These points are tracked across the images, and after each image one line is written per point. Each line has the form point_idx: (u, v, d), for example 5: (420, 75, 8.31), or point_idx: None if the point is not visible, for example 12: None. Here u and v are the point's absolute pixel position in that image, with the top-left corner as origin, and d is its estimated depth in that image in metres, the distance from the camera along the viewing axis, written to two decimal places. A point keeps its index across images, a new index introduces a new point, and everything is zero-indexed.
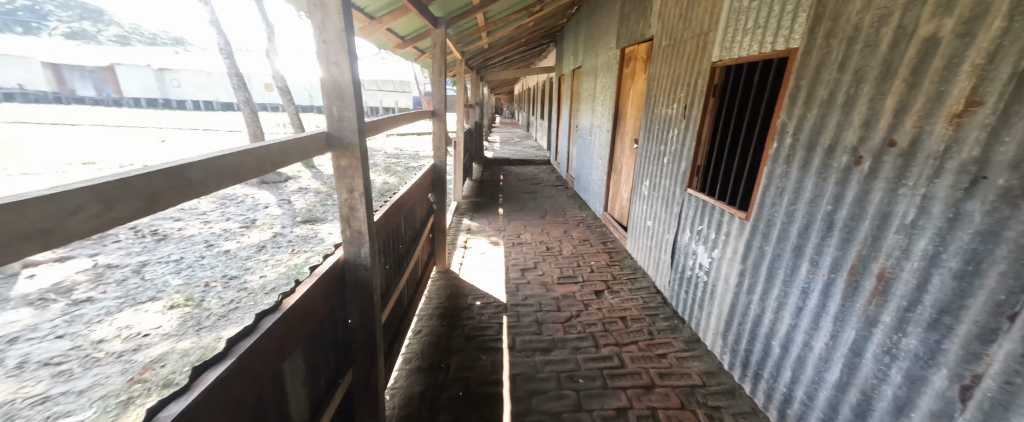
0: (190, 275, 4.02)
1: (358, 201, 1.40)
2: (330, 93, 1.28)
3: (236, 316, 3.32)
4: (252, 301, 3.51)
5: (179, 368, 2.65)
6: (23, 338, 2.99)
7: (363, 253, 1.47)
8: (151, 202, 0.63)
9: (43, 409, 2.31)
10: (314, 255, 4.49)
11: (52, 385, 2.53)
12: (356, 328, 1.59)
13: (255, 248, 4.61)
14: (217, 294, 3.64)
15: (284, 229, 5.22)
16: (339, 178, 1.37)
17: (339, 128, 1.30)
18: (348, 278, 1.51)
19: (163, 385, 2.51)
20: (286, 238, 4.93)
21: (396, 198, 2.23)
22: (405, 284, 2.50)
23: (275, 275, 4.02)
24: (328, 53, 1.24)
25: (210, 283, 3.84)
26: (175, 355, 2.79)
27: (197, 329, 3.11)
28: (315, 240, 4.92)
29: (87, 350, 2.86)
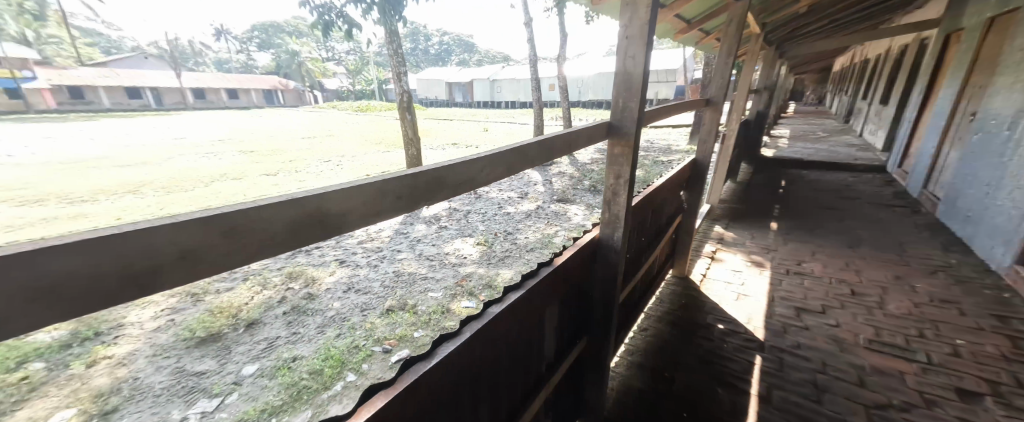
0: (487, 224, 5.14)
1: (620, 186, 1.45)
2: (621, 85, 1.36)
3: (513, 262, 4.04)
4: (520, 255, 4.17)
5: (477, 287, 3.50)
6: (421, 240, 4.65)
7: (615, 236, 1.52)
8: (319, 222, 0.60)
9: (421, 286, 3.55)
10: (565, 229, 4.80)
11: (426, 271, 3.85)
12: (597, 305, 1.69)
13: (524, 215, 5.43)
14: (501, 243, 4.49)
15: (545, 204, 5.83)
16: (609, 163, 1.44)
17: (621, 118, 1.37)
18: (599, 255, 1.61)
19: (469, 293, 3.41)
20: (547, 212, 5.49)
21: (651, 189, 2.19)
22: (642, 276, 2.43)
23: (538, 239, 4.57)
24: (628, 46, 1.30)
25: (497, 234, 4.78)
26: (477, 277, 3.70)
27: (488, 264, 3.97)
28: (568, 216, 5.24)
29: (437, 258, 4.13)
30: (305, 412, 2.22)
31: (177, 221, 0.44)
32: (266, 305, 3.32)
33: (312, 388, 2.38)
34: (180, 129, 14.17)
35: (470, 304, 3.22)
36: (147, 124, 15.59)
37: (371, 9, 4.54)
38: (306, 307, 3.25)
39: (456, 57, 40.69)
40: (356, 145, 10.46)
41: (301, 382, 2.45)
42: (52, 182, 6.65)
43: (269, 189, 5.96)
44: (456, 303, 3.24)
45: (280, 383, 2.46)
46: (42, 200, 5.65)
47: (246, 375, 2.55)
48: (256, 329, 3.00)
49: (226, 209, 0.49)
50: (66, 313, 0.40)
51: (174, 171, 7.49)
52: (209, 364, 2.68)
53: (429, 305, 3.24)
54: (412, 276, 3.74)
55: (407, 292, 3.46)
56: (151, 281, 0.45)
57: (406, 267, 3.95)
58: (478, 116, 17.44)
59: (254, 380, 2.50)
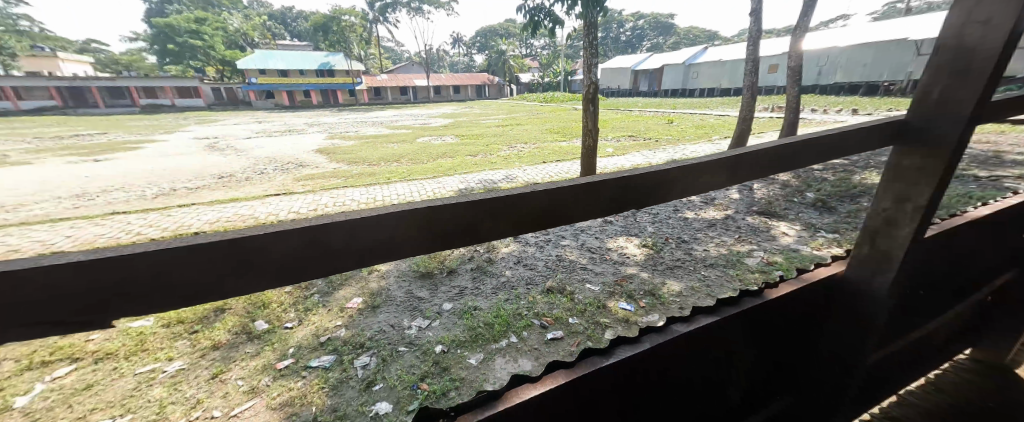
0: (656, 225, 3.97)
1: (903, 216, 0.96)
2: (946, 65, 0.85)
3: (683, 278, 2.93)
4: (693, 269, 3.03)
5: (638, 291, 2.78)
6: (582, 228, 4.03)
7: (876, 280, 1.06)
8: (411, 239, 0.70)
9: (581, 275, 3.07)
10: (763, 248, 3.21)
11: (585, 262, 3.28)
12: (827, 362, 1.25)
13: (707, 222, 3.89)
14: (672, 250, 3.38)
15: (738, 210, 4.08)
16: (887, 179, 1.00)
17: (927, 119, 0.89)
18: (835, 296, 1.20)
19: (627, 296, 2.74)
20: (739, 223, 3.76)
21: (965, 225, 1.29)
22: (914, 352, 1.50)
23: (722, 254, 3.21)
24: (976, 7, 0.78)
25: (667, 238, 3.64)
26: (639, 281, 2.92)
27: (653, 270, 3.09)
28: (772, 231, 3.50)
29: (598, 252, 3.46)
30: (478, 356, 2.23)
31: (310, 224, 0.62)
32: (460, 258, 3.48)
33: (487, 337, 2.37)
34: (413, 118, 18.05)
35: (628, 306, 2.62)
36: (399, 113, 20.62)
37: (576, 4, 4.32)
38: (489, 269, 3.25)
39: (650, 42, 37.99)
40: (537, 134, 10.98)
41: (477, 329, 2.47)
42: (345, 151, 9.50)
43: (460, 169, 6.81)
44: (613, 302, 2.67)
45: (463, 324, 2.53)
46: (341, 163, 8.15)
47: (444, 309, 2.71)
48: (456, 275, 3.20)
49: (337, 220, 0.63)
50: (263, 282, 0.63)
51: (406, 149, 9.53)
52: (425, 293, 2.96)
53: (586, 295, 2.78)
54: (572, 263, 3.27)
55: (566, 277, 3.05)
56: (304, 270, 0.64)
57: (568, 254, 3.46)
58: (667, 106, 15.87)
59: (451, 315, 2.64)
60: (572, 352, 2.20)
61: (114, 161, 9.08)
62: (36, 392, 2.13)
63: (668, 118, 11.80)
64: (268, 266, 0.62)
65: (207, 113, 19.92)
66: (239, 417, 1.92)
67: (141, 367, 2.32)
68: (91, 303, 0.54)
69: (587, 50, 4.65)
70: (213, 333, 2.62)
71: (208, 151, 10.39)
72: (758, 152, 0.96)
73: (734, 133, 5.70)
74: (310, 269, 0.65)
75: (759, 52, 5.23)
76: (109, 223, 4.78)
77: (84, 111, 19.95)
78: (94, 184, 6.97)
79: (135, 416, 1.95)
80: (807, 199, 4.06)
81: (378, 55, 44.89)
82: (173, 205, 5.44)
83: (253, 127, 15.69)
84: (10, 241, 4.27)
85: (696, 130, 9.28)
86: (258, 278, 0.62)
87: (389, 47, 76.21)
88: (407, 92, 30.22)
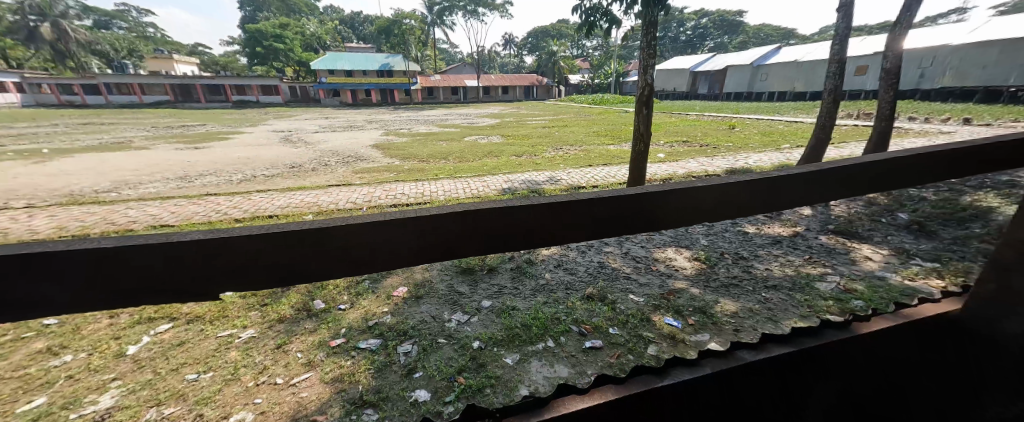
0: (710, 238, 3.64)
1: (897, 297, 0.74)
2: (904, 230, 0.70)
3: (736, 296, 2.61)
4: (752, 289, 2.68)
5: (686, 307, 2.49)
6: (629, 239, 3.72)
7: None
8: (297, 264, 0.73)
9: (624, 284, 2.86)
10: (839, 273, 2.79)
11: (628, 271, 3.06)
12: None
13: (770, 240, 3.48)
14: (727, 266, 3.05)
15: (810, 228, 3.65)
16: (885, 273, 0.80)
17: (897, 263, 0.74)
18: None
19: (674, 311, 2.47)
20: (811, 243, 3.34)
21: None
22: None
23: (787, 275, 2.82)
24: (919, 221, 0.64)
25: (723, 253, 3.30)
26: (688, 297, 2.63)
27: (704, 286, 2.78)
28: (852, 254, 3.07)
29: (643, 262, 3.22)
30: (514, 356, 2.13)
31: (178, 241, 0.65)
32: (501, 258, 3.40)
33: (523, 338, 2.27)
34: (462, 118, 18.38)
35: (674, 321, 2.35)
36: (451, 113, 21.16)
37: (635, 3, 4.07)
38: (529, 270, 3.14)
39: (713, 43, 35.92)
40: (584, 136, 10.70)
41: (514, 329, 2.37)
42: (399, 147, 9.87)
43: (505, 169, 6.78)
44: (658, 316, 2.42)
45: (501, 323, 2.45)
46: (395, 158, 8.46)
47: (484, 306, 2.65)
48: (497, 273, 3.13)
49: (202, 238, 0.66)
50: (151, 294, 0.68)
51: (454, 147, 9.69)
52: (465, 288, 2.92)
53: (629, 306, 2.56)
54: (615, 271, 3.06)
55: (608, 285, 2.85)
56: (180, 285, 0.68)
57: (611, 261, 3.26)
58: (730, 111, 14.84)
59: (489, 313, 2.58)
60: (610, 365, 2.02)
61: (207, 149, 10.16)
62: (143, 343, 2.42)
63: (729, 124, 11.01)
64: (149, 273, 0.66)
65: (283, 110, 21.76)
66: (298, 386, 1.99)
67: (222, 331, 2.51)
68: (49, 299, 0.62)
69: (645, 51, 4.37)
70: (281, 306, 2.78)
71: (283, 142, 11.31)
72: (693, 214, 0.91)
73: (809, 142, 5.14)
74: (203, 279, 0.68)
75: (846, 52, 4.67)
76: (203, 202, 5.32)
77: (184, 104, 22.57)
78: (192, 167, 7.82)
79: (215, 374, 2.11)
80: (900, 221, 3.55)
81: (435, 56, 46.51)
82: (254, 190, 5.93)
83: (322, 123, 16.88)
84: (128, 214, 4.89)
85: (762, 138, 8.55)
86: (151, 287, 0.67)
87: (445, 48, 78.64)
88: (460, 92, 30.97)
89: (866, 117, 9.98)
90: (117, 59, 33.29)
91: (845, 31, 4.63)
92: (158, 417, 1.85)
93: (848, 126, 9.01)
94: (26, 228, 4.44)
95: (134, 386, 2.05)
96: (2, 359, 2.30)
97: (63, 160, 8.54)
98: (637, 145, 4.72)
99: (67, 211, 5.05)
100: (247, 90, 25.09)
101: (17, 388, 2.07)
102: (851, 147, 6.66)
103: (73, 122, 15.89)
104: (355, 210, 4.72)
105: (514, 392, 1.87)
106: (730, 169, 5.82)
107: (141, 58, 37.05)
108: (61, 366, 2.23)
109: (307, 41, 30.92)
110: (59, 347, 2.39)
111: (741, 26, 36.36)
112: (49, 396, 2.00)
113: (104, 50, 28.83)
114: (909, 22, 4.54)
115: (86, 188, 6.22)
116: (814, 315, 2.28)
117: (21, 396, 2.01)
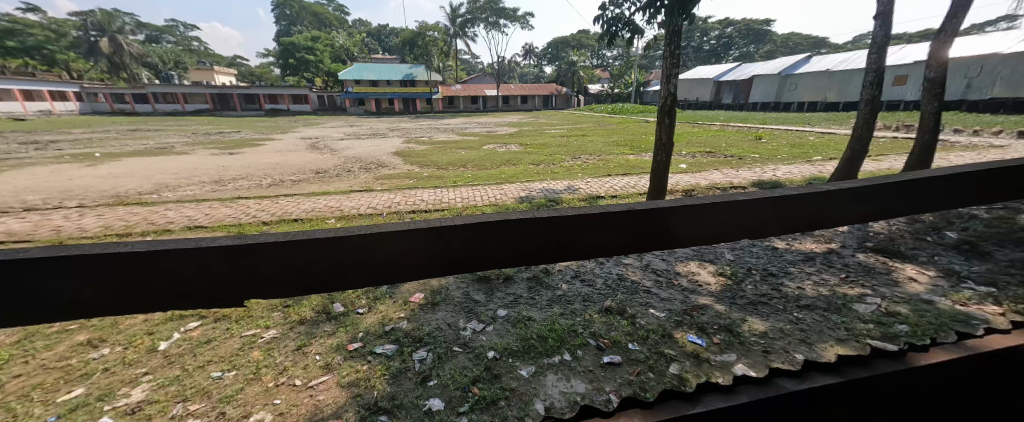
0: (736, 252, 3.48)
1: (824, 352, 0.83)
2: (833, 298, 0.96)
3: (762, 313, 2.47)
4: (783, 308, 2.51)
5: (710, 325, 2.36)
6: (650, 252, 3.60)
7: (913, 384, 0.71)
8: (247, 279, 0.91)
9: (644, 298, 2.74)
10: (880, 295, 2.59)
11: (649, 285, 2.94)
12: None
13: (802, 256, 3.30)
14: (755, 282, 2.89)
15: (847, 245, 3.46)
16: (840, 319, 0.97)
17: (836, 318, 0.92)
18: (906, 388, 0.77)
19: (697, 328, 2.34)
20: (847, 260, 3.15)
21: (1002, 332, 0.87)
22: None
23: (822, 295, 2.65)
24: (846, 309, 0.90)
25: (750, 269, 3.14)
26: (713, 314, 2.49)
27: (730, 303, 2.63)
28: (895, 274, 2.87)
29: (665, 276, 3.09)
30: (529, 368, 2.06)
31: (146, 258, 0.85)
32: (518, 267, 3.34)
33: (540, 350, 2.19)
34: (482, 126, 18.48)
35: (697, 339, 2.22)
36: (471, 121, 21.32)
37: (659, 12, 3.97)
38: (545, 280, 3.06)
39: (739, 52, 35.16)
40: (603, 146, 10.55)
41: (531, 340, 2.29)
42: (420, 155, 9.97)
43: (523, 178, 6.73)
44: (680, 333, 2.30)
45: (517, 333, 2.38)
46: (416, 165, 8.54)
47: (499, 315, 2.60)
48: (513, 282, 3.06)
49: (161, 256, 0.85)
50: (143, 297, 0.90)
51: (473, 155, 9.73)
52: (481, 296, 2.87)
53: (649, 321, 2.45)
54: (635, 285, 2.95)
55: (627, 299, 2.75)
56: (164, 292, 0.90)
57: (631, 273, 3.15)
58: (756, 121, 14.41)
59: (505, 322, 2.52)
60: (629, 382, 1.92)
61: (240, 155, 10.54)
62: (173, 339, 2.47)
63: (756, 135, 10.69)
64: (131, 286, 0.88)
65: (312, 118, 22.46)
66: (315, 388, 1.98)
67: (246, 330, 2.54)
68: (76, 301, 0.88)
69: (668, 60, 4.26)
70: (302, 309, 2.79)
71: (309, 149, 11.62)
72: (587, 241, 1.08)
73: (844, 155, 4.92)
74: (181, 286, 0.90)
75: (885, 60, 4.45)
76: (234, 205, 5.48)
77: (221, 112, 23.62)
78: (226, 172, 8.12)
79: (239, 373, 2.13)
80: (949, 240, 3.32)
81: (457, 67, 47.27)
82: (282, 194, 6.08)
83: (347, 130, 17.31)
84: (167, 214, 5.09)
85: (792, 149, 8.24)
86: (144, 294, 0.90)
87: (466, 58, 79.71)
88: (480, 101, 31.26)
89: (906, 129, 9.50)
90: (162, 69, 35.41)
91: (883, 39, 4.44)
92: (182, 413, 1.86)
93: (886, 138, 8.58)
94: (75, 226, 4.67)
95: (163, 381, 2.08)
96: (49, 349, 2.39)
97: (110, 164, 9.02)
98: (658, 155, 4.59)
99: (113, 211, 5.31)
100: (279, 98, 26.08)
101: (58, 379, 2.13)
102: (890, 161, 6.33)
103: (121, 128, 16.83)
104: (376, 215, 4.76)
105: (529, 405, 1.79)
106: (757, 181, 5.61)
107: (184, 69, 39.26)
108: (99, 358, 2.29)
109: (336, 53, 32.03)
110: (99, 340, 2.46)
111: (769, 35, 35.46)
112: (86, 387, 2.06)
113: (152, 62, 30.67)
114: (954, 30, 4.30)
115: (130, 190, 6.52)
116: (854, 339, 2.11)
117: (62, 386, 2.08)
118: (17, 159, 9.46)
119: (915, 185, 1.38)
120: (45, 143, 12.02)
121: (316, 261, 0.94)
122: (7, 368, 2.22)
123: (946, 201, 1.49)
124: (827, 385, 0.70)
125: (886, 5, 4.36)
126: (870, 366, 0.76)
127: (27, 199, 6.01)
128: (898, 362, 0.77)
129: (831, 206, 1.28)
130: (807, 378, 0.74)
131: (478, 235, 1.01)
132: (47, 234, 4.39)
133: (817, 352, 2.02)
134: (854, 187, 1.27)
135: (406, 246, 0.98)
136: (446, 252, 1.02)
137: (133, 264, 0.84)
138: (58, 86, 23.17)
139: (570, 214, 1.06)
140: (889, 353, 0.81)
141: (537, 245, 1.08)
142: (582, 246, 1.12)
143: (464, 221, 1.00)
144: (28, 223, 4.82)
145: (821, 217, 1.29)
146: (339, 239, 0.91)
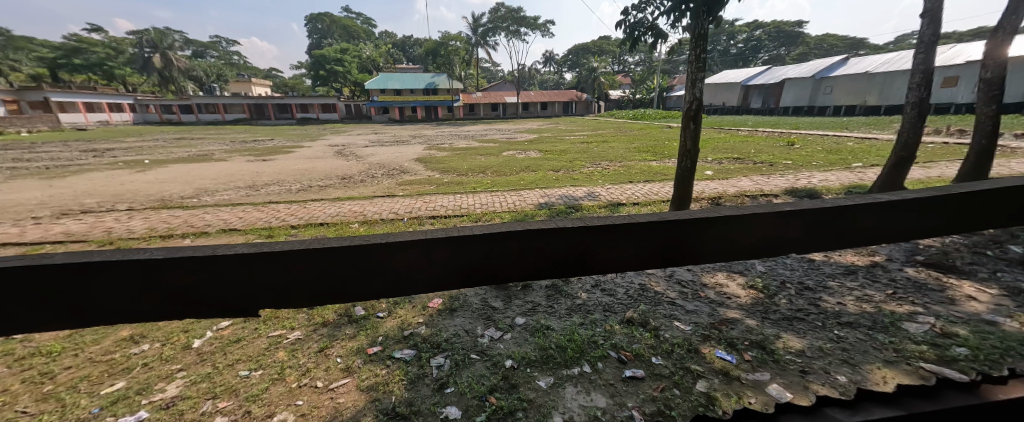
0: (767, 264, 3.27)
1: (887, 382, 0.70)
2: None
3: (800, 328, 2.30)
4: (822, 324, 2.31)
5: (741, 341, 2.19)
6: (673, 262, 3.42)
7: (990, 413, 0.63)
8: (240, 283, 0.86)
9: (668, 310, 2.59)
10: (933, 314, 2.36)
11: (673, 297, 2.78)
12: None
13: (841, 270, 3.07)
14: (791, 296, 2.69)
15: (893, 258, 3.21)
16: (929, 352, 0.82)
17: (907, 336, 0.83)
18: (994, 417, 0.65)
19: (727, 343, 2.18)
20: (895, 275, 2.91)
21: None
22: None
23: (864, 312, 2.43)
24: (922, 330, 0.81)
25: (784, 282, 2.93)
26: (744, 329, 2.32)
27: (762, 317, 2.45)
28: (950, 292, 2.62)
29: (690, 287, 2.92)
30: (547, 379, 1.96)
31: (148, 259, 0.80)
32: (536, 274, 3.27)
33: (559, 361, 2.09)
34: (502, 133, 18.45)
35: (727, 355, 2.06)
36: (491, 128, 21.32)
37: (684, 15, 3.83)
38: (564, 289, 2.95)
39: (768, 55, 33.94)
40: (626, 152, 10.31)
41: (549, 350, 2.19)
42: (440, 161, 10.04)
43: (544, 184, 6.63)
44: (709, 349, 2.14)
45: (535, 342, 2.29)
46: (437, 171, 8.58)
47: (517, 323, 2.51)
48: (531, 290, 2.97)
49: (156, 257, 0.80)
50: (137, 305, 0.86)
51: (494, 162, 9.65)
52: (499, 303, 2.80)
53: (674, 334, 2.31)
54: (657, 296, 2.80)
55: (650, 309, 2.61)
56: (164, 303, 0.86)
57: (653, 284, 2.99)
58: (789, 126, 13.84)
59: (522, 330, 2.43)
60: (653, 399, 1.79)
61: (273, 161, 10.89)
62: (206, 338, 2.51)
63: (788, 140, 10.22)
64: (131, 287, 0.82)
65: (339, 126, 23.12)
66: (335, 391, 1.95)
67: (271, 331, 2.55)
68: (67, 305, 0.82)
69: (693, 64, 4.05)
70: (325, 311, 2.79)
71: (337, 155, 11.92)
72: (624, 226, 0.97)
73: (888, 162, 4.58)
74: (187, 301, 0.87)
75: (933, 61, 4.15)
76: (266, 209, 5.63)
77: (258, 121, 24.83)
78: (259, 178, 8.40)
79: (263, 372, 2.13)
80: (1012, 255, 3.04)
81: (478, 74, 47.52)
82: (309, 198, 6.24)
83: (372, 138, 17.71)
84: (206, 217, 5.28)
85: (828, 156, 7.83)
86: (138, 302, 0.85)
87: (486, 67, 79.60)
88: (500, 108, 31.48)
89: (959, 134, 8.84)
90: (208, 82, 37.83)
91: (931, 37, 4.14)
92: (211, 411, 1.85)
93: (934, 144, 8.02)
94: (125, 228, 4.90)
95: (195, 378, 2.10)
96: (95, 343, 2.47)
97: (156, 169, 9.50)
98: (682, 162, 4.37)
99: (158, 214, 5.55)
100: (310, 108, 27.13)
101: (103, 371, 2.19)
102: (941, 168, 5.89)
103: (168, 136, 17.85)
104: (397, 220, 4.78)
105: (548, 418, 1.70)
106: (791, 188, 5.34)
107: (225, 81, 41.71)
108: (140, 354, 2.35)
109: (362, 63, 32.95)
110: (139, 337, 2.52)
111: (802, 38, 33.99)
112: (127, 381, 2.10)
113: (198, 75, 32.64)
114: (1013, 27, 3.97)
115: (173, 194, 6.81)
116: (904, 361, 1.91)
117: (107, 379, 2.12)
118: (77, 165, 10.16)
119: (988, 198, 1.23)
120: (101, 150, 12.93)
121: (328, 273, 0.90)
122: (59, 360, 2.30)
123: (1003, 221, 1.32)
124: (886, 418, 0.61)
125: (934, 2, 4.07)
126: (937, 398, 0.65)
127: (84, 201, 6.39)
128: (969, 394, 0.66)
129: (895, 219, 1.15)
130: (862, 409, 0.65)
131: (501, 246, 0.95)
132: (101, 235, 4.62)
133: (862, 374, 1.83)
134: (908, 199, 1.13)
135: (440, 256, 0.94)
136: (466, 262, 0.96)
137: (142, 270, 0.80)
138: (114, 98, 24.88)
139: (600, 221, 0.98)
140: (959, 385, 0.69)
141: (562, 254, 1.01)
142: (612, 258, 1.03)
143: (485, 230, 0.93)
144: (85, 223, 5.11)
145: (873, 231, 1.16)
146: (354, 248, 0.87)
